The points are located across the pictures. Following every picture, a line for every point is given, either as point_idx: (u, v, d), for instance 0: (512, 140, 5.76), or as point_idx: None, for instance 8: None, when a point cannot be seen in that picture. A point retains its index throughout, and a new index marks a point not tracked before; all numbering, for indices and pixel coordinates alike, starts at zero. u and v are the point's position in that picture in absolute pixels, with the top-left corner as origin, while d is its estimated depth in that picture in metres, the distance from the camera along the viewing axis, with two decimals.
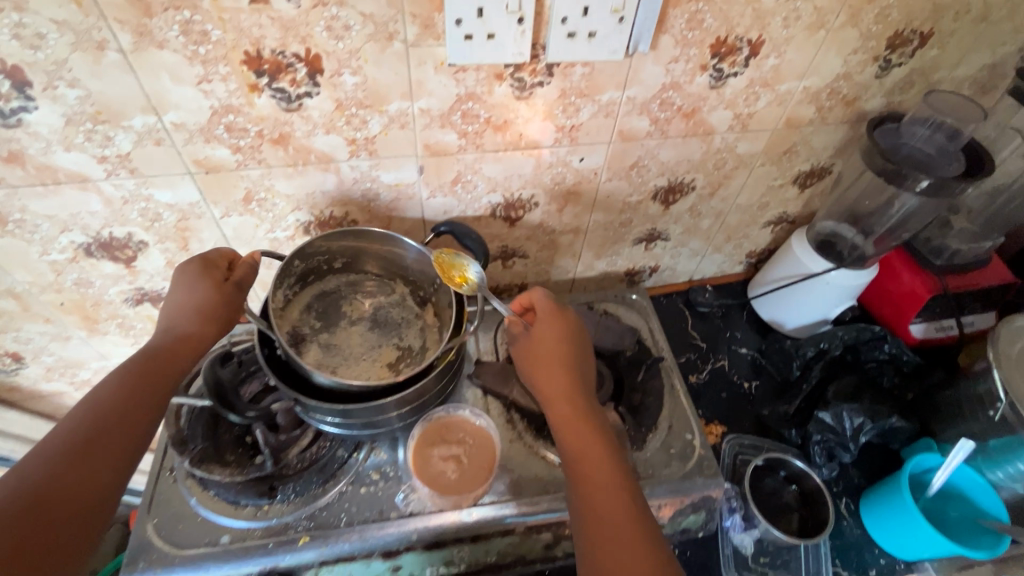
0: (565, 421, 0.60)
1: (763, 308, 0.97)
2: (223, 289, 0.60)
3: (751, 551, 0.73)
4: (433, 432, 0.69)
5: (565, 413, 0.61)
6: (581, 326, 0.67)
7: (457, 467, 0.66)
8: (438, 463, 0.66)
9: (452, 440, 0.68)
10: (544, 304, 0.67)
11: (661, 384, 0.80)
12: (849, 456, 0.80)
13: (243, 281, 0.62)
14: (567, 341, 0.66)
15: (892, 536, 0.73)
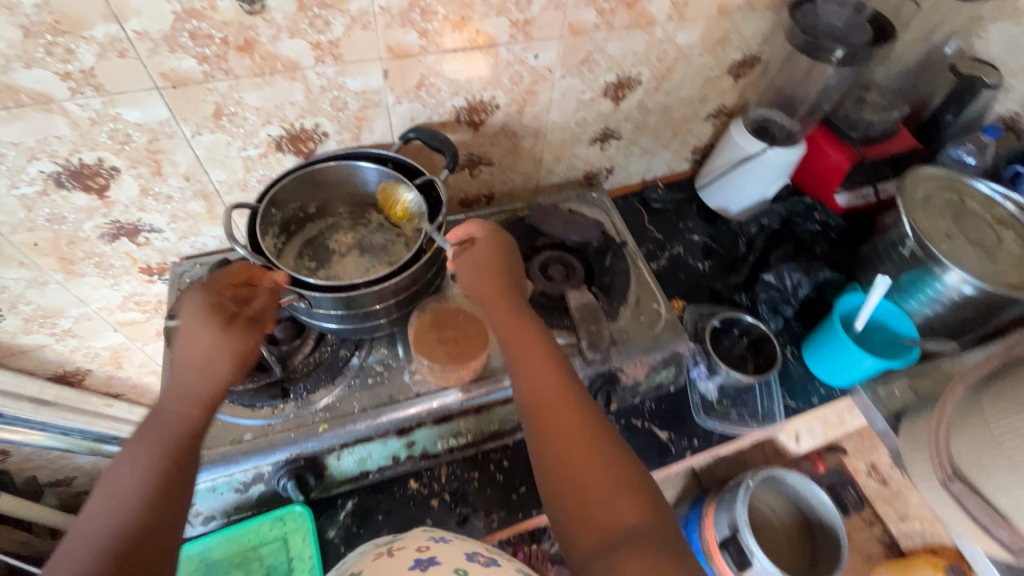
0: (505, 333, 0.64)
1: (710, 197, 1.06)
2: (235, 327, 0.60)
3: (715, 396, 0.86)
4: (427, 319, 0.73)
5: (502, 326, 0.64)
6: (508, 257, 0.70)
7: (456, 345, 0.70)
8: (437, 344, 0.70)
9: (448, 324, 0.72)
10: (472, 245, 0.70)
11: (627, 266, 0.88)
12: (791, 309, 0.93)
13: (257, 313, 0.62)
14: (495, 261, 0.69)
15: (828, 368, 0.87)
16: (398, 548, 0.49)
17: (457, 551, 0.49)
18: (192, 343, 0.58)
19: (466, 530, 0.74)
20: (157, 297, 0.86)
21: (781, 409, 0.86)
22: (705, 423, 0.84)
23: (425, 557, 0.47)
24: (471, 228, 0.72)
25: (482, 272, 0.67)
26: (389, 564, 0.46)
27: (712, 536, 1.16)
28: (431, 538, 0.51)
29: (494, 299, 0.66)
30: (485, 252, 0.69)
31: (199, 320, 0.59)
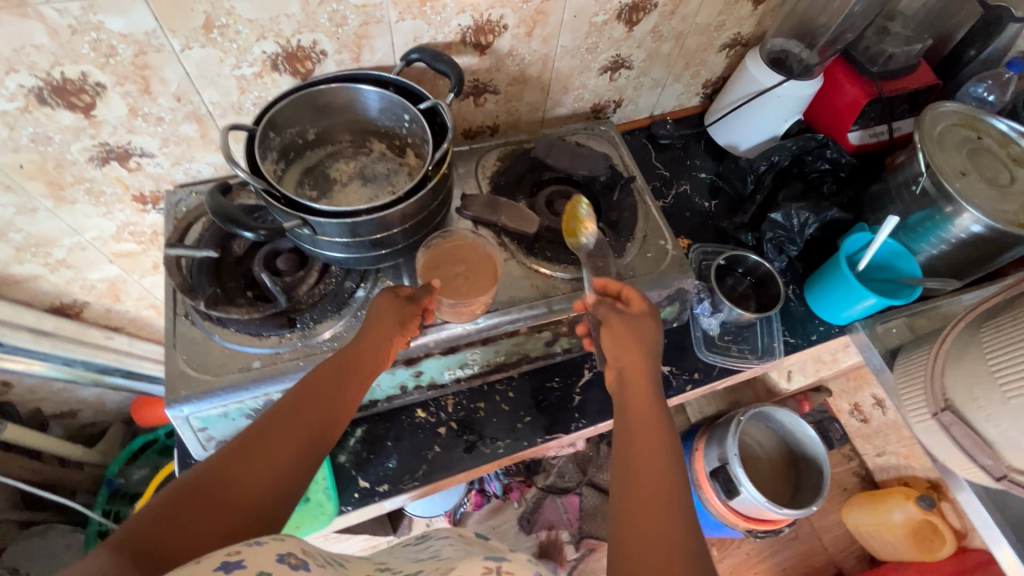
0: (627, 400, 0.60)
1: (719, 134, 1.03)
2: (396, 297, 0.65)
3: (717, 331, 0.88)
4: (436, 257, 0.73)
5: (629, 398, 0.60)
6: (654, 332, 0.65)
7: (468, 280, 0.71)
8: (450, 284, 0.70)
9: (456, 261, 0.72)
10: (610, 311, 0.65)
11: (634, 202, 0.86)
12: (796, 248, 0.91)
13: (411, 295, 0.66)
14: (647, 335, 0.64)
15: (830, 307, 0.88)
16: (505, 570, 0.49)
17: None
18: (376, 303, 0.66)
19: (473, 456, 0.76)
20: (152, 228, 0.83)
21: (782, 345, 0.88)
22: (706, 358, 0.86)
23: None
24: (628, 287, 0.68)
25: (629, 334, 0.63)
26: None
27: (703, 468, 1.21)
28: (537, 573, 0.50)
29: (633, 372, 0.61)
30: (638, 320, 0.63)
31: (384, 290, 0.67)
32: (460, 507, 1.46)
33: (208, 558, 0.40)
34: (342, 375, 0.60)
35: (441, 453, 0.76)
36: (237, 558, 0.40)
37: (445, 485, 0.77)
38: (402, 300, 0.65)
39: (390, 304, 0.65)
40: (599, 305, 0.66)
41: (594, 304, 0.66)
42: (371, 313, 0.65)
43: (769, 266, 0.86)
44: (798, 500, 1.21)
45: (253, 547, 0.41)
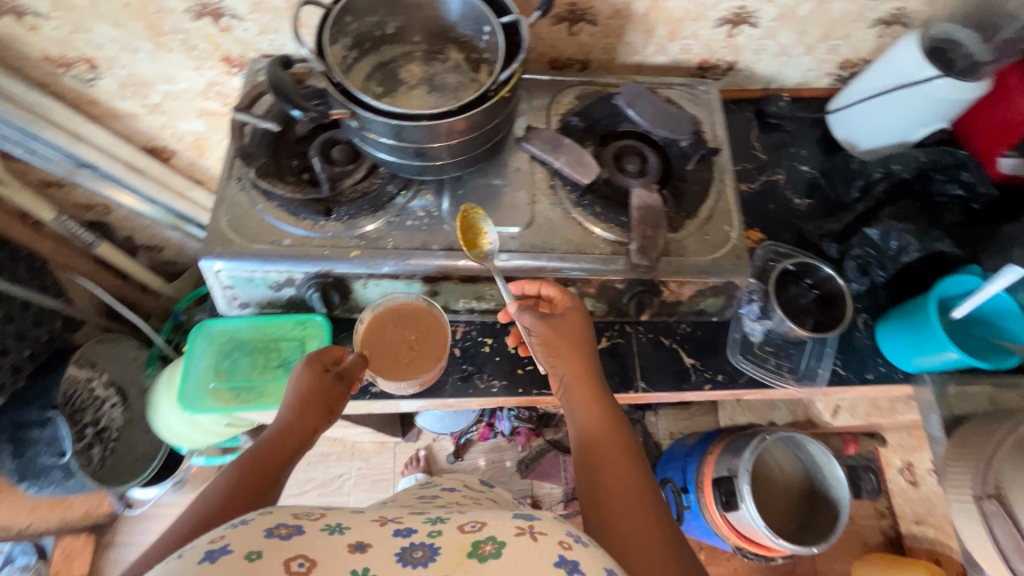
0: (581, 420, 0.63)
1: (838, 127, 0.90)
2: (323, 378, 0.66)
3: (758, 339, 0.80)
4: (392, 315, 0.74)
5: (584, 415, 0.63)
6: (589, 331, 0.69)
7: (412, 352, 0.74)
8: (391, 358, 0.73)
9: (409, 325, 0.73)
10: (545, 328, 0.67)
11: (709, 177, 0.78)
12: (883, 275, 0.81)
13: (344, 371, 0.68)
14: (575, 332, 0.68)
15: (899, 348, 0.77)
16: (539, 531, 0.47)
17: (599, 560, 0.45)
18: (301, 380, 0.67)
19: (466, 386, 0.77)
20: (235, 91, 0.87)
21: (828, 373, 0.79)
22: (737, 363, 0.79)
23: (570, 557, 0.45)
24: (544, 283, 0.71)
25: (563, 342, 0.67)
26: (531, 548, 0.45)
27: (708, 474, 1.17)
28: (572, 533, 0.48)
29: (574, 381, 0.66)
30: (563, 320, 0.68)
31: (302, 366, 0.67)
32: (466, 433, 1.52)
33: (190, 553, 0.43)
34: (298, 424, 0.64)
35: (437, 374, 0.77)
36: (220, 545, 0.43)
37: (433, 405, 0.78)
38: (330, 377, 0.67)
39: (318, 378, 0.66)
40: (522, 311, 0.68)
41: (519, 312, 0.68)
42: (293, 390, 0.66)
43: (842, 284, 0.77)
44: (801, 537, 1.14)
45: (236, 531, 0.45)
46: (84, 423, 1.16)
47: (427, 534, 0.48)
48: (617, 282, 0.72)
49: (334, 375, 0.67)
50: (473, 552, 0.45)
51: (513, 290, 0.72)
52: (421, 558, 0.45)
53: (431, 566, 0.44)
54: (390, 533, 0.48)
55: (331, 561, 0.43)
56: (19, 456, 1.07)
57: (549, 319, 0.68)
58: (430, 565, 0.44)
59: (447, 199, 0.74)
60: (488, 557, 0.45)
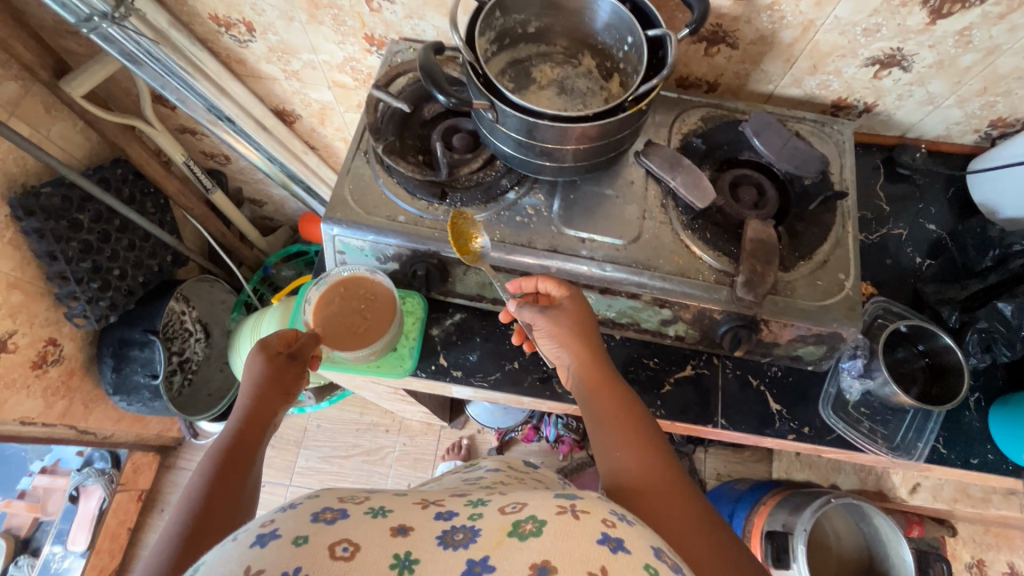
0: (598, 424, 0.61)
1: (977, 188, 0.84)
2: (274, 359, 0.66)
3: (855, 398, 0.76)
4: (340, 290, 0.77)
5: (602, 414, 0.61)
6: (592, 322, 0.68)
7: (365, 319, 0.76)
8: (346, 330, 0.77)
9: (358, 296, 0.76)
10: (550, 325, 0.67)
11: (830, 220, 0.75)
12: (1010, 354, 0.73)
13: (296, 352, 0.68)
14: (572, 323, 0.67)
15: (1011, 439, 0.71)
16: (580, 509, 0.44)
17: (645, 538, 0.43)
18: (252, 367, 0.66)
19: (545, 389, 0.77)
20: (369, 69, 0.91)
21: (926, 449, 0.73)
22: (828, 419, 0.75)
23: (613, 534, 0.42)
24: (542, 278, 0.69)
25: (567, 335, 0.67)
26: (572, 525, 0.42)
27: (760, 525, 1.11)
28: (615, 511, 0.45)
29: (583, 374, 0.65)
30: (559, 316, 0.67)
31: (253, 355, 0.67)
32: (512, 431, 1.53)
33: (243, 537, 0.44)
34: (267, 397, 0.64)
35: (517, 370, 0.78)
36: (270, 530, 0.44)
37: (507, 399, 0.80)
38: (285, 358, 0.67)
39: (277, 362, 0.66)
40: (520, 306, 0.70)
41: (518, 307, 0.70)
42: (251, 374, 0.65)
43: (960, 357, 0.69)
44: None
45: (284, 516, 0.46)
46: (172, 351, 1.26)
47: (467, 518, 0.45)
48: (716, 312, 0.70)
49: (286, 355, 0.67)
50: (513, 532, 0.42)
51: (511, 288, 0.73)
52: (462, 540, 0.42)
53: (471, 547, 0.42)
54: (430, 515, 0.46)
55: (373, 545, 0.42)
56: (118, 371, 1.17)
57: (551, 313, 0.67)
58: (470, 546, 0.42)
59: (559, 202, 0.74)
60: (528, 536, 0.42)
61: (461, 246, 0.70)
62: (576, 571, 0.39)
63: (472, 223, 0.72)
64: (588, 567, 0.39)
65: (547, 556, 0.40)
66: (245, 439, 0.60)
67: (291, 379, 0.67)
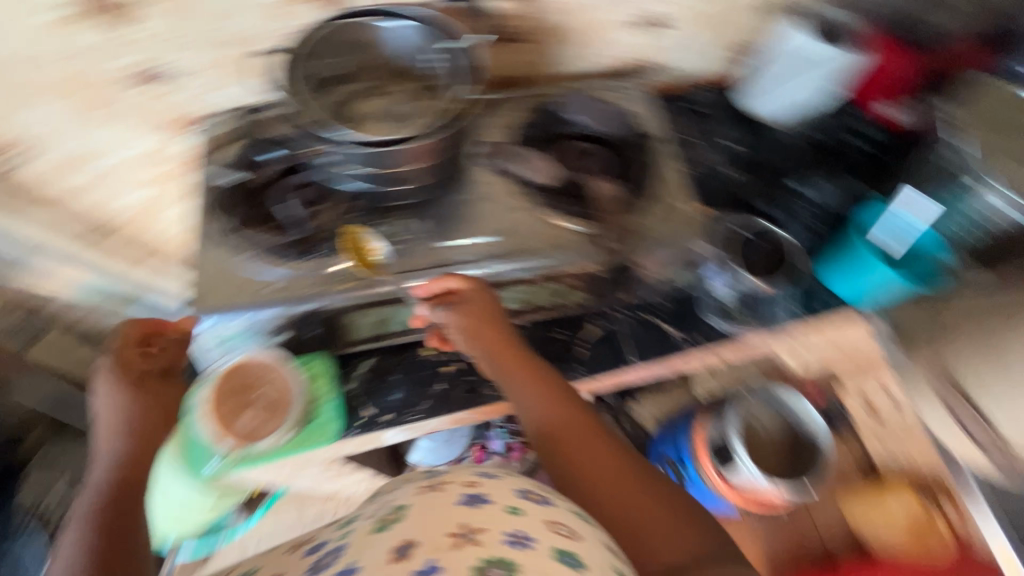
0: (522, 395, 0.67)
1: (753, 104, 0.97)
2: (146, 385, 0.68)
3: (728, 299, 0.84)
4: (233, 382, 0.73)
5: (524, 388, 0.67)
6: (501, 307, 0.72)
7: (262, 411, 0.72)
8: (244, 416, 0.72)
9: (250, 385, 0.73)
10: (461, 318, 0.70)
11: (650, 160, 0.86)
12: (824, 225, 0.89)
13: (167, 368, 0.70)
14: (482, 312, 0.71)
15: (846, 279, 0.85)
16: (442, 483, 0.47)
17: (511, 486, 0.45)
18: (116, 403, 0.66)
19: (475, 399, 0.77)
20: (185, 154, 0.87)
21: (789, 315, 0.85)
22: (710, 321, 0.86)
23: (475, 493, 0.44)
24: (448, 277, 0.71)
25: (478, 324, 0.70)
26: (436, 498, 0.44)
27: (706, 441, 0.89)
28: (479, 475, 0.48)
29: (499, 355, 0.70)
30: (471, 308, 0.70)
31: (110, 388, 0.66)
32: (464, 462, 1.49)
33: None
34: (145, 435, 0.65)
35: (444, 391, 0.77)
36: None
37: (446, 424, 0.77)
38: (160, 380, 0.69)
39: (152, 389, 0.68)
40: (433, 308, 0.71)
41: (430, 309, 0.72)
42: (108, 400, 0.66)
43: (786, 237, 0.87)
44: None
45: None
46: None
47: (337, 538, 0.43)
48: (592, 268, 0.78)
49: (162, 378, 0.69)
50: (378, 527, 0.42)
51: (419, 292, 0.72)
52: (326, 562, 0.40)
53: (335, 564, 0.39)
54: (296, 555, 0.43)
55: None
56: None
57: (461, 308, 0.70)
58: (336, 563, 0.39)
59: (421, 222, 0.76)
60: (391, 524, 0.41)
61: (358, 262, 0.71)
62: (440, 538, 0.39)
63: (364, 231, 0.73)
64: (447, 529, 0.40)
65: (409, 536, 0.39)
66: (128, 494, 0.60)
67: (154, 391, 0.68)
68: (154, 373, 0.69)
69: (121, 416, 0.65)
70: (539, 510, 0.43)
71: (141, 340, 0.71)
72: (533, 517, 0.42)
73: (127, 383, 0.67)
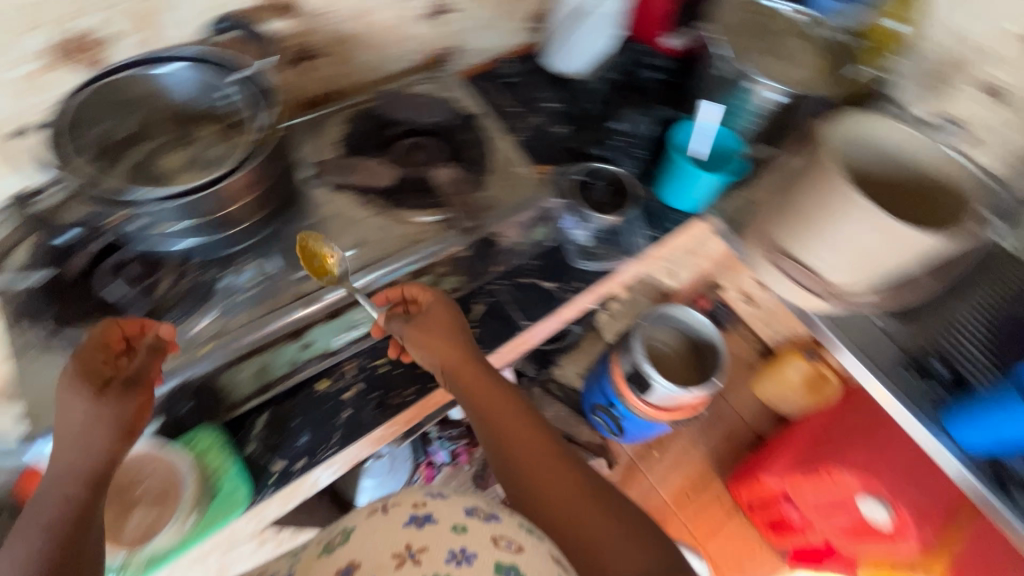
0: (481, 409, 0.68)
1: (552, 60, 1.05)
2: (101, 400, 0.58)
3: (586, 241, 0.91)
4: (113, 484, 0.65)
5: (483, 403, 0.68)
6: (461, 324, 0.74)
7: (156, 505, 0.65)
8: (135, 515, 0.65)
9: (131, 484, 0.65)
10: (418, 337, 0.72)
11: (477, 137, 0.90)
12: (644, 151, 1.00)
13: (126, 378, 0.61)
14: (439, 329, 0.73)
15: (681, 193, 0.93)
16: (391, 504, 0.48)
17: (456, 506, 0.48)
18: (74, 417, 0.57)
19: (384, 412, 0.76)
20: None
21: (644, 240, 0.93)
22: (581, 265, 0.91)
23: (420, 513, 0.46)
24: (408, 288, 0.75)
25: (432, 340, 0.72)
26: (380, 521, 0.46)
27: None
28: (426, 495, 0.50)
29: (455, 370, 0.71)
30: (428, 324, 0.72)
31: (69, 391, 0.58)
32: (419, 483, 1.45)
33: None
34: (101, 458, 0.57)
35: (352, 417, 0.75)
36: None
37: (364, 449, 0.75)
38: (119, 391, 0.60)
39: (111, 403, 0.59)
40: (391, 320, 0.73)
41: (386, 324, 0.73)
42: (59, 400, 0.58)
43: (615, 170, 0.95)
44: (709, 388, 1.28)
45: None
46: None
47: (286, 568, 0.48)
48: (457, 251, 0.80)
49: (120, 389, 0.60)
50: (325, 550, 0.46)
51: (377, 302, 0.75)
52: None
53: None
54: None
55: None
56: None
57: (416, 328, 0.72)
58: None
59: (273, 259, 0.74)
60: (336, 547, 0.45)
61: (320, 274, 0.72)
62: (383, 558, 0.43)
63: (320, 244, 0.74)
64: (394, 550, 0.43)
65: (351, 557, 0.44)
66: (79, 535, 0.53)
67: (115, 402, 0.59)
68: (105, 381, 0.60)
69: (79, 433, 0.57)
70: (482, 528, 0.46)
71: (116, 339, 0.62)
72: (476, 533, 0.45)
73: (89, 394, 0.58)
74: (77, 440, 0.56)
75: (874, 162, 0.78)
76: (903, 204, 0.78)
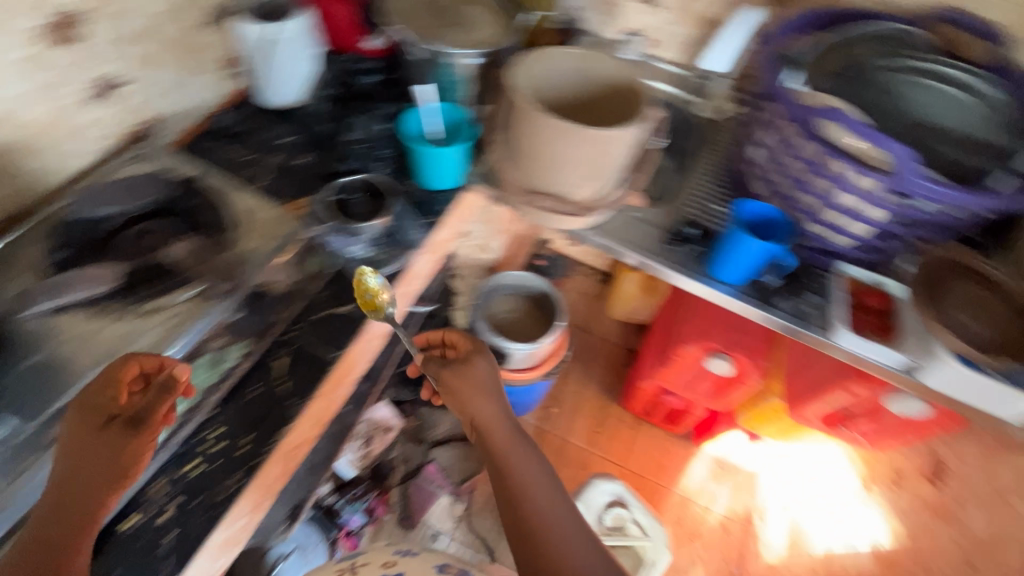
0: (496, 451, 0.75)
1: (258, 95, 1.02)
2: (102, 436, 0.62)
3: (367, 252, 0.91)
4: None
5: (501, 449, 0.75)
6: (497, 382, 0.82)
7: None
8: None
9: None
10: (453, 380, 0.80)
11: (207, 199, 0.84)
12: (389, 150, 1.02)
13: (127, 421, 0.64)
14: (473, 378, 0.81)
15: (440, 175, 0.97)
16: None
17: None
18: (77, 452, 0.61)
19: (212, 514, 0.69)
20: None
21: (422, 230, 0.96)
22: (375, 276, 0.90)
23: None
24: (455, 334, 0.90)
25: (461, 386, 0.80)
26: None
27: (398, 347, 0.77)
28: None
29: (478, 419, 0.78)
30: (465, 371, 0.81)
31: (72, 426, 0.62)
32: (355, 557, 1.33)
33: None
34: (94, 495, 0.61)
35: (178, 539, 0.67)
36: None
37: (212, 557, 0.70)
38: (120, 431, 0.63)
39: (105, 445, 0.62)
40: (427, 361, 0.85)
41: (425, 364, 0.84)
42: (66, 437, 0.62)
43: (365, 175, 0.95)
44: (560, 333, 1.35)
45: None
46: None
47: None
48: (225, 320, 0.75)
49: (114, 429, 0.63)
50: None
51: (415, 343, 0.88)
52: None
53: None
54: None
55: None
56: None
57: (452, 374, 0.81)
58: None
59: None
60: None
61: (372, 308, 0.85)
62: None
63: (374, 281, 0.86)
64: None
65: None
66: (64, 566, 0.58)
67: (104, 444, 0.62)
68: (105, 423, 0.63)
69: (78, 469, 0.61)
70: None
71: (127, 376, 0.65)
72: None
73: (88, 432, 0.62)
74: (75, 474, 0.61)
75: (552, 85, 0.87)
76: (595, 109, 0.88)
